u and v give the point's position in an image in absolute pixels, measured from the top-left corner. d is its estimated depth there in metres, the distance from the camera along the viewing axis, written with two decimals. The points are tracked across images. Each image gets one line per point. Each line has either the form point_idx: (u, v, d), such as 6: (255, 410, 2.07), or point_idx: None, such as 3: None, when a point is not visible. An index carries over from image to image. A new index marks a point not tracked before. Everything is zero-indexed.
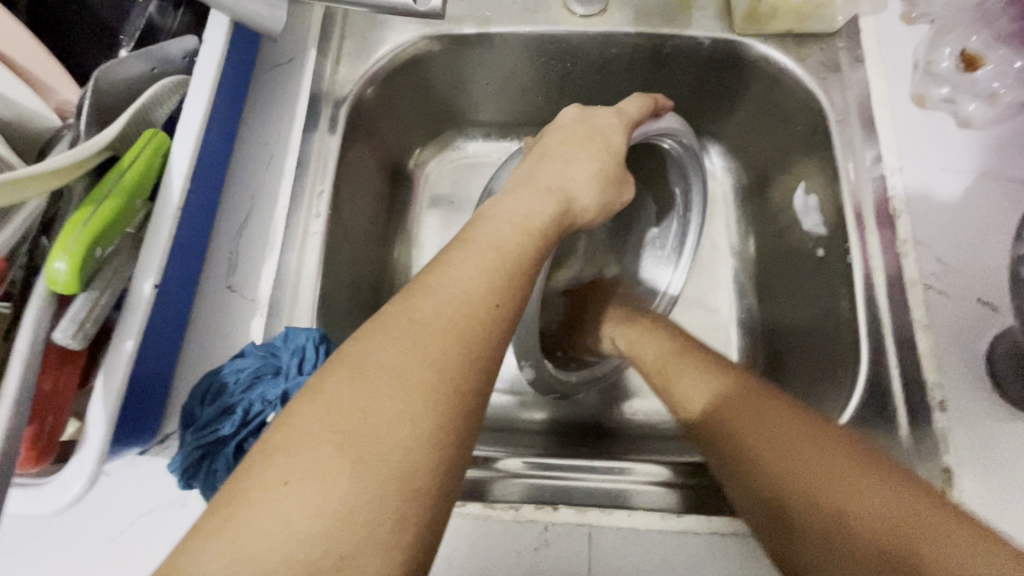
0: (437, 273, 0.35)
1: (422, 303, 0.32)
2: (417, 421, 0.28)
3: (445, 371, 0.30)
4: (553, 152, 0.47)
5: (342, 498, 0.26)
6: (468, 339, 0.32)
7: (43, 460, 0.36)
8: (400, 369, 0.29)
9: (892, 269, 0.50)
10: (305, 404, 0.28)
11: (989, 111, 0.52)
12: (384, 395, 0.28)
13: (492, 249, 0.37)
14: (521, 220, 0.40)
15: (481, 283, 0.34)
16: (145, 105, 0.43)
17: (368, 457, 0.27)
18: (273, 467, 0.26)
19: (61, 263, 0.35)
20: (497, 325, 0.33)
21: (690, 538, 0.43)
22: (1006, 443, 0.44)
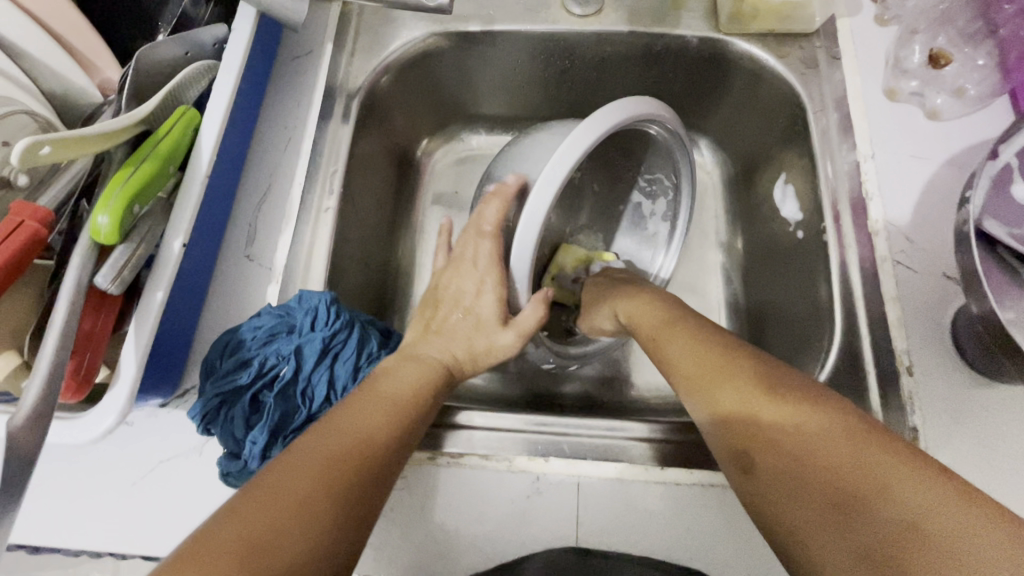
0: (329, 418, 0.37)
1: (326, 438, 0.35)
2: (321, 517, 0.30)
3: (351, 491, 0.33)
4: (455, 256, 0.51)
5: (306, 553, 0.29)
6: (372, 461, 0.35)
7: (81, 391, 0.39)
8: (362, 441, 0.36)
9: (864, 247, 0.53)
10: (217, 519, 0.29)
11: (956, 104, 0.56)
12: (291, 496, 0.30)
13: (392, 403, 0.40)
14: (413, 369, 0.45)
15: (378, 430, 0.37)
16: (179, 84, 0.47)
17: (276, 550, 0.28)
18: (178, 572, 0.26)
19: (104, 216, 0.39)
20: (394, 451, 0.37)
21: (672, 488, 0.46)
22: (966, 405, 0.47)
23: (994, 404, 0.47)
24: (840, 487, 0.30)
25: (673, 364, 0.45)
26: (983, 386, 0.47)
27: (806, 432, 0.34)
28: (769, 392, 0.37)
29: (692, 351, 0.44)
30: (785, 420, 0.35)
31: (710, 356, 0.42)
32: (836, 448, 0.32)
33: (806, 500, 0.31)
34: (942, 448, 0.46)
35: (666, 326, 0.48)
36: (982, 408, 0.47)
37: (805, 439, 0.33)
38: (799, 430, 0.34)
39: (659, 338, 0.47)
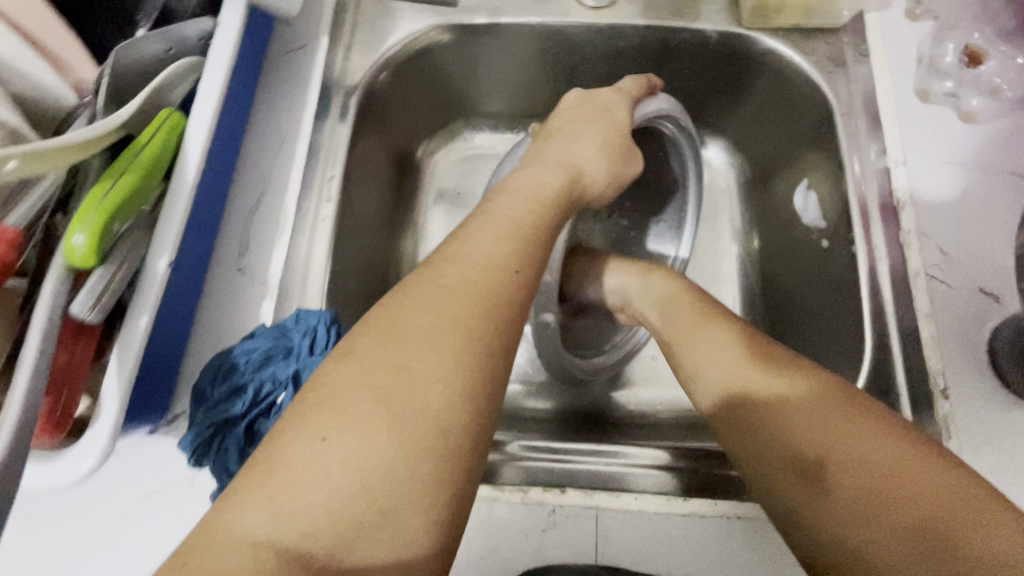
0: (458, 242, 0.36)
1: (446, 269, 0.34)
2: (450, 381, 0.29)
3: (473, 332, 0.31)
4: (561, 130, 0.49)
5: (435, 399, 0.28)
6: (494, 302, 0.33)
7: (58, 433, 0.36)
8: (481, 265, 0.34)
9: (896, 260, 0.50)
10: (339, 363, 0.30)
11: (991, 106, 0.53)
12: (418, 354, 0.29)
13: (510, 220, 0.38)
14: (533, 179, 0.42)
15: (503, 251, 0.36)
16: (161, 85, 0.43)
17: (405, 413, 0.28)
18: (315, 424, 0.27)
19: (79, 237, 0.35)
20: (518, 291, 0.34)
21: (695, 521, 0.44)
22: (1006, 430, 0.44)
23: None
24: (912, 509, 0.32)
25: (693, 367, 0.46)
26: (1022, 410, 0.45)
27: (858, 446, 0.35)
28: (825, 409, 0.38)
29: (727, 349, 0.44)
30: (842, 438, 0.36)
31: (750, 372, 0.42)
32: (893, 464, 0.34)
33: (873, 517, 0.33)
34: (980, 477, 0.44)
35: (670, 317, 0.51)
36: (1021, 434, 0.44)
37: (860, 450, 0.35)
38: (856, 441, 0.35)
39: (680, 335, 0.49)
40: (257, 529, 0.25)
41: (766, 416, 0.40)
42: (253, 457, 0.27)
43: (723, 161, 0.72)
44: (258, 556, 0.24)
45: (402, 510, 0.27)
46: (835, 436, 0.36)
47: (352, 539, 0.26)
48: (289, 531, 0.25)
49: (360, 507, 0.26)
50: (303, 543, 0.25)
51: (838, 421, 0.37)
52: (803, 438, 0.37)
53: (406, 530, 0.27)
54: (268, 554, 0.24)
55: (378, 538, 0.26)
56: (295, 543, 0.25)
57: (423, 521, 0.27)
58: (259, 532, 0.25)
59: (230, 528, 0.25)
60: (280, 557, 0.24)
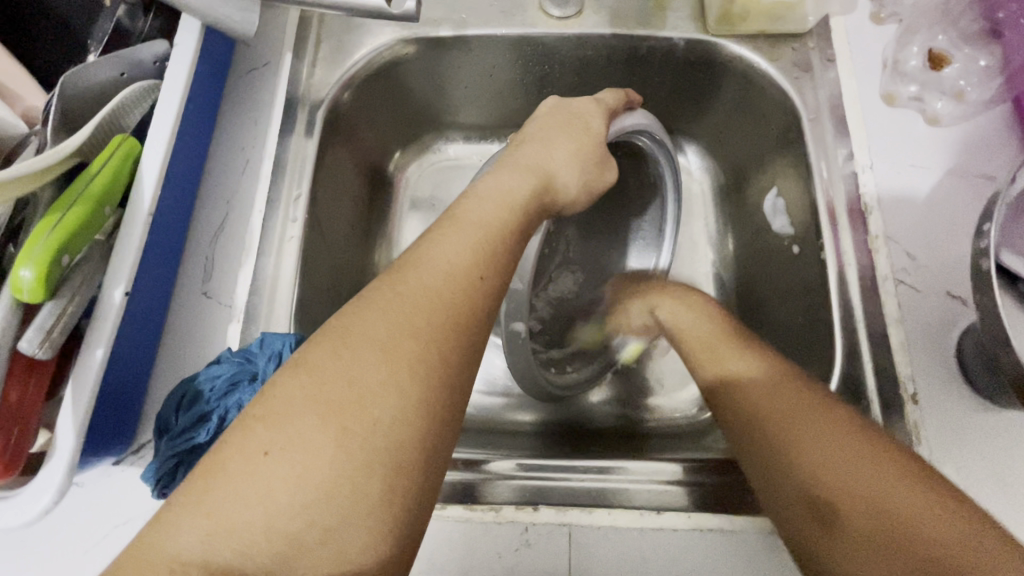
0: (422, 249, 0.35)
1: (407, 276, 0.33)
2: (403, 391, 0.29)
3: (430, 343, 0.31)
4: (531, 137, 0.48)
5: (383, 412, 0.28)
6: (455, 311, 0.32)
7: (10, 472, 0.35)
8: (444, 273, 0.34)
9: (864, 264, 0.50)
10: (289, 375, 0.29)
11: (957, 108, 0.54)
12: (370, 365, 0.29)
13: (476, 224, 0.37)
14: (501, 188, 0.41)
15: (467, 258, 0.35)
16: (115, 110, 0.42)
17: (354, 425, 0.27)
18: (256, 439, 0.27)
19: (26, 271, 0.34)
20: (481, 300, 0.34)
21: (669, 534, 0.43)
22: (977, 435, 0.44)
23: (1007, 433, 0.44)
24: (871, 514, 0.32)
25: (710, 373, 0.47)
26: (994, 414, 0.45)
27: (872, 486, 0.33)
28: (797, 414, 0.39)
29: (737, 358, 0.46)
30: (809, 443, 0.36)
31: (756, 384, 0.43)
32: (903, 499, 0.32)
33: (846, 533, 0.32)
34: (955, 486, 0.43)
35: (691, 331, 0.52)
36: (993, 438, 0.44)
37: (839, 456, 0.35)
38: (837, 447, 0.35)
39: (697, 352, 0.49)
40: (192, 548, 0.24)
41: (775, 441, 0.38)
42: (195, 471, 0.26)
43: (697, 166, 0.72)
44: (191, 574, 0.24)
45: (346, 527, 0.26)
46: (833, 464, 0.35)
47: (292, 556, 0.25)
48: (226, 548, 0.25)
49: (302, 523, 0.26)
50: (239, 561, 0.25)
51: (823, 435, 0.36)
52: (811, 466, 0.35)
53: (350, 548, 0.26)
54: (201, 572, 0.24)
55: (321, 555, 0.26)
56: (231, 560, 0.24)
57: (368, 537, 0.26)
58: (194, 550, 0.24)
59: (166, 549, 0.25)
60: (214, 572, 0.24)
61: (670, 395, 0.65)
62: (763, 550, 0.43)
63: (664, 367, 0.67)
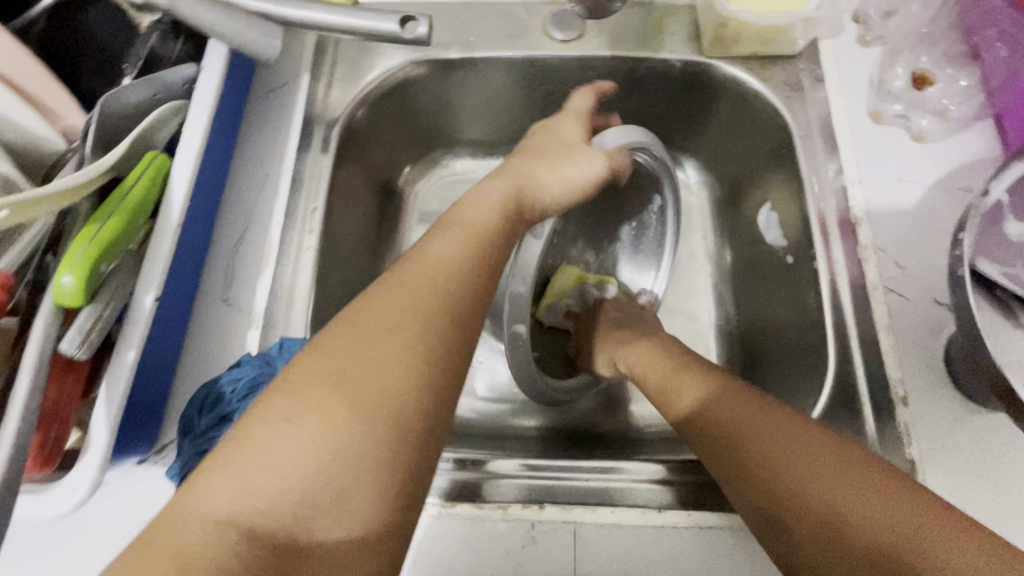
0: (421, 247, 0.38)
1: (407, 269, 0.36)
2: (405, 364, 0.31)
3: (430, 325, 0.33)
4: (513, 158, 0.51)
5: (387, 381, 0.30)
6: (451, 300, 0.35)
7: (47, 466, 0.38)
8: (439, 267, 0.37)
9: (855, 273, 0.53)
10: (307, 354, 0.32)
11: (941, 125, 0.56)
12: (376, 341, 0.32)
13: (470, 226, 0.41)
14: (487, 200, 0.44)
15: (461, 253, 0.38)
16: (146, 130, 0.45)
17: (360, 394, 0.30)
18: (275, 408, 0.29)
19: (67, 279, 0.37)
20: (476, 295, 0.37)
21: (670, 532, 0.45)
22: (965, 437, 0.46)
23: (993, 435, 0.46)
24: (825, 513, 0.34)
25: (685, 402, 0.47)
26: (981, 416, 0.46)
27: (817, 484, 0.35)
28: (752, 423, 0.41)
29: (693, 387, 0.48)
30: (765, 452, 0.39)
31: (721, 402, 0.44)
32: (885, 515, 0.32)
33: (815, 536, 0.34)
34: (946, 486, 0.45)
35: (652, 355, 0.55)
36: (981, 440, 0.46)
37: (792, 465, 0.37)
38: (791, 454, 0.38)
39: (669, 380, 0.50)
40: (218, 508, 0.27)
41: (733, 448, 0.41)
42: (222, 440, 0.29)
43: (695, 181, 0.75)
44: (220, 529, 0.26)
45: (355, 493, 0.28)
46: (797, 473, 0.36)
47: (309, 515, 0.28)
48: (246, 510, 0.27)
49: (317, 485, 0.28)
50: (262, 519, 0.27)
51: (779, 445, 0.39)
52: (782, 482, 0.37)
53: (355, 519, 0.28)
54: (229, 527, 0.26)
55: (332, 521, 0.28)
56: (255, 518, 0.27)
57: (375, 505, 0.29)
58: (220, 511, 0.27)
59: (196, 508, 0.27)
60: (242, 533, 0.26)
61: None
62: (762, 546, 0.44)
63: None
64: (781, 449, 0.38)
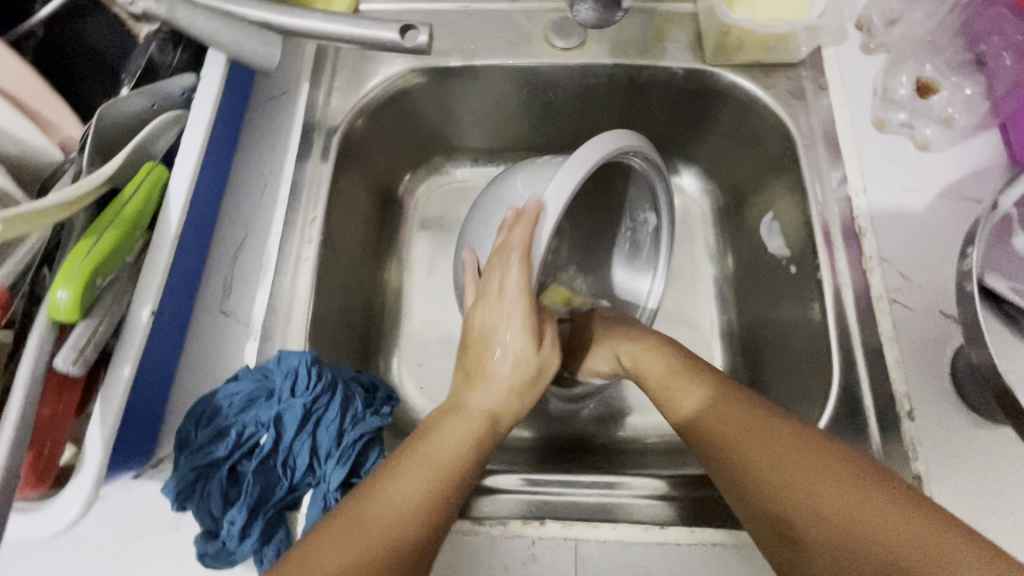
0: (440, 413, 0.45)
1: (431, 428, 0.44)
2: (433, 488, 0.39)
3: (452, 469, 0.41)
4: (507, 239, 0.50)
5: (419, 492, 0.38)
6: (462, 472, 0.41)
7: (41, 484, 0.38)
8: (459, 424, 0.44)
9: (859, 284, 0.52)
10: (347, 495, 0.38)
11: (946, 134, 0.56)
12: (416, 467, 0.40)
13: (480, 392, 0.46)
14: (528, 350, 0.47)
15: (471, 425, 0.44)
16: (144, 140, 0.45)
17: (397, 512, 0.37)
18: (320, 541, 0.34)
19: (62, 293, 0.36)
20: (481, 456, 0.43)
21: (672, 548, 0.44)
22: (972, 451, 0.45)
23: (1001, 449, 0.45)
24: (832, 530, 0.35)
25: (685, 405, 0.47)
26: (988, 430, 0.46)
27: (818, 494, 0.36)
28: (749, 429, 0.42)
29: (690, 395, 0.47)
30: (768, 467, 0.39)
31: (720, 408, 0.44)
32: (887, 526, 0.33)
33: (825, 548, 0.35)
34: (953, 502, 0.44)
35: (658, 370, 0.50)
36: (988, 455, 0.45)
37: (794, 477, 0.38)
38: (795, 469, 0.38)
39: (672, 381, 0.48)
40: None
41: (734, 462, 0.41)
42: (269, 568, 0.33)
43: (697, 189, 0.74)
44: None
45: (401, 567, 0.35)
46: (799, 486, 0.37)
47: None
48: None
49: None
50: None
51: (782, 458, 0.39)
52: (787, 491, 0.37)
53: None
54: None
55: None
56: None
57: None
58: None
59: None
60: None
61: None
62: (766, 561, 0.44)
63: None
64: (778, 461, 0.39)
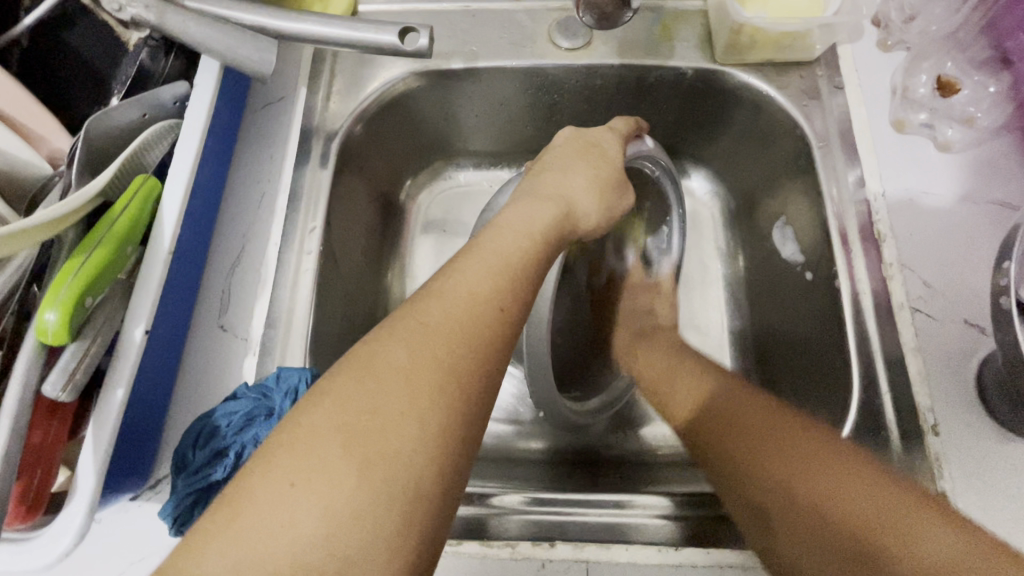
0: (445, 277, 0.35)
1: (428, 306, 0.33)
2: (425, 422, 0.29)
3: (452, 371, 0.31)
4: (550, 165, 0.49)
5: (406, 446, 0.28)
6: (481, 330, 0.33)
7: (31, 514, 0.37)
8: (466, 302, 0.34)
9: (879, 292, 0.50)
10: (313, 405, 0.29)
11: (968, 134, 0.54)
12: (393, 397, 0.29)
13: (497, 254, 0.38)
14: (593, 208, 0.47)
15: (488, 285, 0.35)
16: (136, 152, 0.43)
17: (375, 458, 0.27)
18: (282, 466, 0.27)
19: (50, 315, 0.35)
20: (501, 330, 0.34)
21: (688, 571, 0.43)
22: (1000, 468, 0.43)
23: None
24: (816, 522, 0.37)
25: (687, 398, 0.54)
26: (1018, 446, 0.44)
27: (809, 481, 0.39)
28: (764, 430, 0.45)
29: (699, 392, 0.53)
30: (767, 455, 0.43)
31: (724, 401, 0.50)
32: (861, 511, 0.35)
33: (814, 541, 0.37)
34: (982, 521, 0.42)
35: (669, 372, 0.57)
36: (1018, 472, 0.43)
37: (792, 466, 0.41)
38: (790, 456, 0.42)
39: (675, 378, 0.56)
40: (215, 575, 0.24)
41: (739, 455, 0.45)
42: (219, 497, 0.27)
43: (707, 192, 0.72)
44: None
45: (366, 558, 0.26)
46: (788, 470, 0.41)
47: None
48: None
49: (324, 555, 0.25)
50: None
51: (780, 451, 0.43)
52: (770, 466, 0.42)
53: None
54: None
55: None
56: None
57: (387, 566, 0.26)
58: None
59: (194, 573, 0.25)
60: None
61: None
62: None
63: None
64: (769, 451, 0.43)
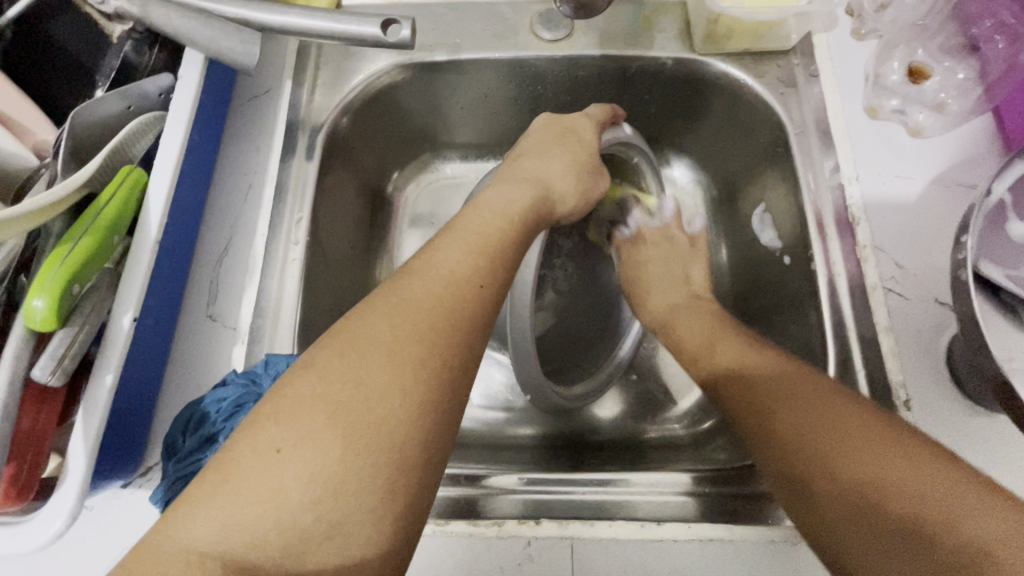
0: (425, 257, 0.36)
1: (410, 283, 0.34)
2: (408, 393, 0.30)
3: (434, 345, 0.32)
4: (527, 152, 0.50)
5: (390, 415, 0.29)
6: (461, 306, 0.34)
7: (21, 498, 0.37)
8: (447, 279, 0.35)
9: (854, 273, 0.51)
10: (297, 377, 0.30)
11: (939, 119, 0.55)
12: (376, 368, 0.30)
13: (477, 234, 0.39)
14: (569, 192, 0.48)
15: (468, 263, 0.36)
16: (122, 143, 0.44)
17: (360, 427, 0.28)
18: (268, 435, 0.28)
19: (39, 302, 0.35)
20: (481, 306, 0.35)
21: (668, 545, 0.44)
22: (969, 441, 0.45)
23: (998, 438, 0.45)
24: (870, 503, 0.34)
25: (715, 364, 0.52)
26: (986, 419, 0.45)
27: (856, 455, 0.36)
28: (798, 397, 0.42)
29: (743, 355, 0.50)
30: (806, 425, 0.40)
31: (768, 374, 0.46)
32: (916, 485, 0.33)
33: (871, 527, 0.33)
34: None
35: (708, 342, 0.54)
36: (986, 444, 0.45)
37: (831, 438, 0.38)
38: (830, 424, 0.39)
39: (714, 348, 0.53)
40: (204, 539, 0.25)
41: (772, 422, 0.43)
42: (205, 466, 0.27)
43: (690, 181, 0.73)
44: (206, 562, 0.25)
45: (351, 523, 0.27)
46: (824, 438, 0.38)
47: (299, 548, 0.26)
48: (238, 540, 0.26)
49: (310, 520, 0.27)
50: (251, 550, 0.26)
51: (821, 422, 0.40)
52: (805, 445, 0.39)
53: (353, 544, 0.27)
54: (215, 562, 0.25)
55: (326, 548, 0.27)
56: (245, 551, 0.26)
57: (370, 532, 0.28)
58: (211, 541, 0.25)
59: (181, 538, 0.26)
60: (228, 567, 0.25)
61: (667, 406, 0.66)
62: (765, 556, 0.43)
63: (658, 378, 0.67)
64: (805, 417, 0.41)
